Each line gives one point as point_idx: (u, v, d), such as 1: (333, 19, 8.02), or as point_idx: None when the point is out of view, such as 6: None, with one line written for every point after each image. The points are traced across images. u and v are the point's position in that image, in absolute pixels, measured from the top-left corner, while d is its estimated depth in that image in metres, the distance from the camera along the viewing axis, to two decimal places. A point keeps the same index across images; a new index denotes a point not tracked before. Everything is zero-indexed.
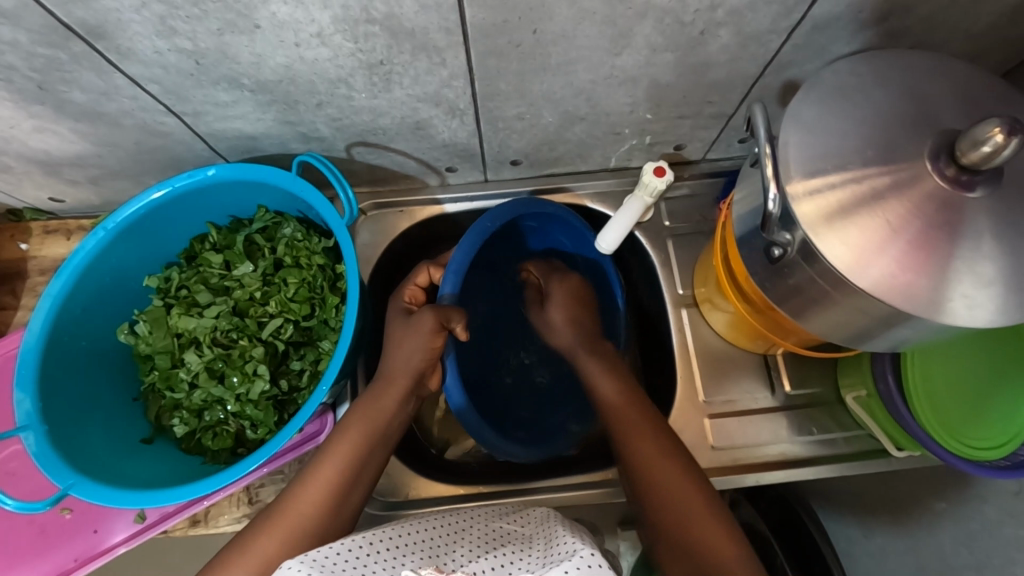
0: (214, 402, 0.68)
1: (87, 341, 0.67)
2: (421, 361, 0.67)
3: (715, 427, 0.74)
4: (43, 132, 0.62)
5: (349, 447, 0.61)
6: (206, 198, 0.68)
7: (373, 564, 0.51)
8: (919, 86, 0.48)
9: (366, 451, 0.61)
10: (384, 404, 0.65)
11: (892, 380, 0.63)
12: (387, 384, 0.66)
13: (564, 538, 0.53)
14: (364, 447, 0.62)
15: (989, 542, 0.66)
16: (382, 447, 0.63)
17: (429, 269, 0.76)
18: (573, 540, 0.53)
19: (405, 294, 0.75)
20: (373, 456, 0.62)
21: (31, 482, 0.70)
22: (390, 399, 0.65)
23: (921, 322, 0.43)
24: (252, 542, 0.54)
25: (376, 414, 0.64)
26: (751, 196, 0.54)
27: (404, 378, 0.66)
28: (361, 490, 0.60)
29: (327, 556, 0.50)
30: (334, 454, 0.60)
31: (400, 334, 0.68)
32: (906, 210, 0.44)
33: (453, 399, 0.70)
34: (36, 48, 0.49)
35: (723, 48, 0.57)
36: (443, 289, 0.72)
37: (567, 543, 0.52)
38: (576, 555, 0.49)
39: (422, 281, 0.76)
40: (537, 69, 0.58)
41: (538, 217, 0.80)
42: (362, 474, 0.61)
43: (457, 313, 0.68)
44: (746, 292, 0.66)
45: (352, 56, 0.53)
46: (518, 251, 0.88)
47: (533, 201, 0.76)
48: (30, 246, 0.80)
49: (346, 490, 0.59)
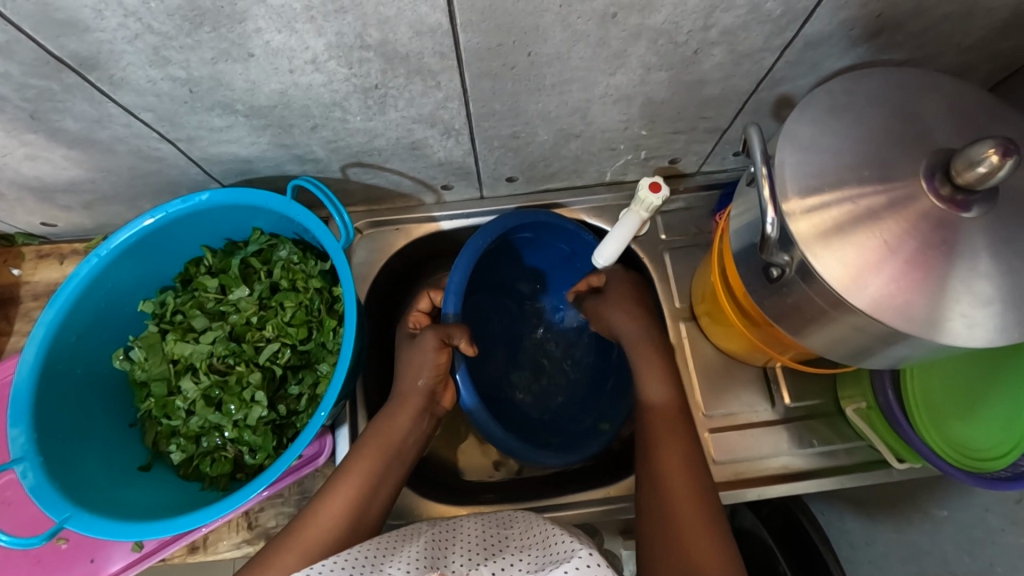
0: (212, 427, 0.68)
1: (82, 369, 0.66)
2: (429, 378, 0.68)
3: (716, 442, 0.74)
4: (35, 160, 0.62)
5: (364, 465, 0.61)
6: (201, 222, 0.68)
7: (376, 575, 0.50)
8: (912, 103, 0.48)
9: (382, 467, 0.62)
10: (399, 422, 0.66)
11: (892, 394, 0.64)
12: (401, 402, 0.68)
13: (566, 539, 0.53)
14: (380, 466, 0.62)
15: (990, 550, 0.67)
16: (400, 461, 0.64)
17: (430, 293, 0.77)
18: (570, 538, 0.53)
19: (410, 321, 0.76)
20: (390, 473, 0.63)
21: (25, 513, 0.69)
22: (405, 416, 0.66)
23: (919, 340, 0.43)
24: (273, 556, 0.55)
25: (391, 437, 0.64)
26: (748, 213, 0.54)
27: (416, 396, 0.68)
28: (379, 504, 0.61)
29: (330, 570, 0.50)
30: (350, 472, 0.61)
31: (409, 354, 0.70)
32: (902, 231, 0.44)
33: (465, 399, 0.70)
34: (28, 79, 0.49)
35: (716, 65, 0.58)
36: (445, 309, 0.72)
37: (566, 543, 0.52)
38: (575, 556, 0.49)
39: (424, 307, 0.77)
40: (530, 90, 0.58)
41: (534, 229, 0.79)
42: (378, 489, 0.61)
43: (459, 329, 0.69)
44: (743, 306, 0.65)
45: (346, 81, 0.53)
46: (519, 268, 0.87)
47: (528, 211, 0.76)
48: (24, 272, 0.79)
49: (363, 505, 0.59)
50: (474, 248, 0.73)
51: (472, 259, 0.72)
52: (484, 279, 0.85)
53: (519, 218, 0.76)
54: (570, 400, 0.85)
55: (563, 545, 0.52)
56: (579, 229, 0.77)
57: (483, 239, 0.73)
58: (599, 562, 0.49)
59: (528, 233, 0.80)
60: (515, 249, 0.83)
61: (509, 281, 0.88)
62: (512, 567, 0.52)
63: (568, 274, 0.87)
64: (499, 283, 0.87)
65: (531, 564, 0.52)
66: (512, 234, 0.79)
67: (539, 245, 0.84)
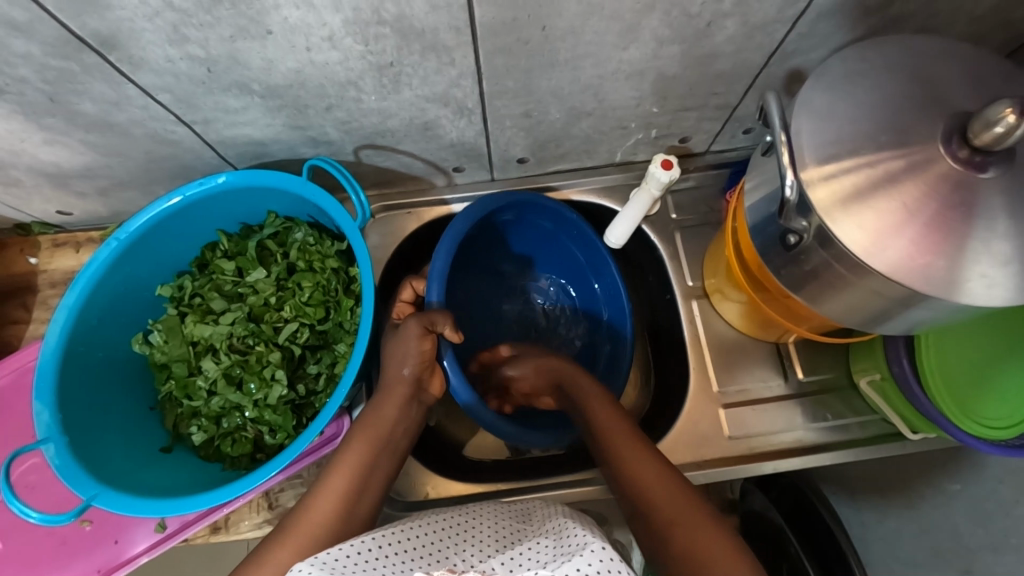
0: (232, 408, 0.68)
1: (103, 352, 0.67)
2: (414, 366, 0.68)
3: (729, 417, 0.74)
4: (53, 145, 0.62)
5: (354, 459, 0.61)
6: (218, 205, 0.68)
7: (384, 568, 0.50)
8: (927, 69, 0.48)
9: (372, 459, 0.62)
10: (384, 412, 0.66)
11: (906, 364, 0.63)
12: (386, 394, 0.67)
13: (577, 532, 0.53)
14: (370, 458, 0.62)
15: (1006, 522, 0.67)
16: (389, 455, 0.64)
17: (412, 283, 0.75)
18: (582, 530, 0.53)
19: (393, 312, 0.75)
20: (380, 465, 0.62)
21: (52, 493, 0.70)
22: (390, 406, 0.66)
23: (939, 301, 0.44)
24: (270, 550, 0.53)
25: (379, 428, 0.64)
26: (764, 184, 0.54)
27: (401, 385, 0.67)
28: (370, 499, 0.59)
29: (337, 558, 0.50)
30: (339, 467, 0.60)
31: (391, 343, 0.70)
32: (921, 193, 0.44)
33: (460, 396, 0.71)
34: (48, 60, 0.50)
35: (728, 38, 0.58)
36: (428, 297, 0.71)
37: (578, 536, 0.52)
38: (587, 550, 0.48)
39: (408, 296, 0.76)
40: (544, 66, 0.59)
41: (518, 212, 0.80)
42: (369, 485, 0.60)
43: (443, 315, 0.69)
44: (757, 278, 0.66)
45: (362, 58, 0.54)
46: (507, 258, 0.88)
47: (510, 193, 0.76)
48: (41, 260, 0.80)
49: (353, 501, 0.58)
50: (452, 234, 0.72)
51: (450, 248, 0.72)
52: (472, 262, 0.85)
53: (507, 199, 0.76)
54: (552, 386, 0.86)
55: (575, 538, 0.52)
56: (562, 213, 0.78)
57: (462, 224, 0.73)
58: (612, 556, 0.48)
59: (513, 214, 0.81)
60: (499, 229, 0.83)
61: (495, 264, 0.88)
62: (520, 555, 0.52)
63: (556, 254, 0.87)
64: (486, 266, 0.88)
65: (542, 555, 0.51)
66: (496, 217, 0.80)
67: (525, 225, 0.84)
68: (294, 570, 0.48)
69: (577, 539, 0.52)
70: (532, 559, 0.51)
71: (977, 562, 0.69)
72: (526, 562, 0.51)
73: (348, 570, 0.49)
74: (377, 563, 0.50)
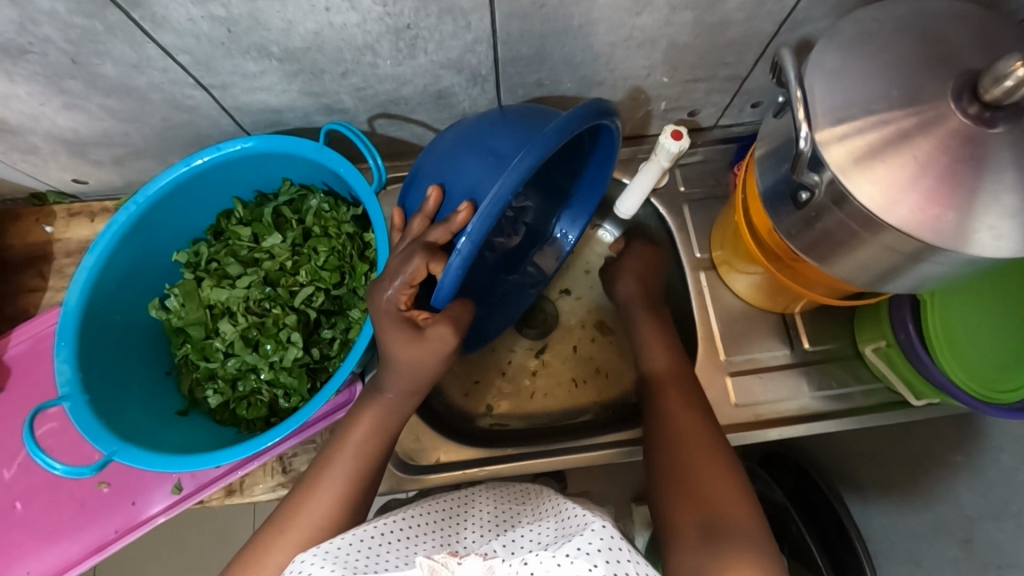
0: (248, 370, 0.70)
1: (121, 315, 0.68)
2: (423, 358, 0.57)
3: (736, 385, 0.75)
4: (72, 109, 0.63)
5: (360, 432, 0.58)
6: (235, 172, 0.69)
7: (388, 553, 0.50)
8: (938, 30, 0.49)
9: (375, 442, 0.59)
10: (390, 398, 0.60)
11: (912, 328, 0.65)
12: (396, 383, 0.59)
13: (575, 511, 0.54)
14: (379, 429, 0.59)
15: (1004, 490, 0.67)
16: (385, 440, 0.59)
17: (430, 263, 0.53)
18: (579, 507, 0.55)
19: (399, 299, 0.55)
20: (380, 441, 0.59)
21: (70, 454, 0.71)
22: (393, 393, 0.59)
23: (948, 254, 0.45)
24: (269, 541, 0.53)
25: (379, 403, 0.59)
26: (777, 147, 0.55)
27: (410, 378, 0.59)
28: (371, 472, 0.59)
29: (340, 547, 0.50)
30: (347, 449, 0.58)
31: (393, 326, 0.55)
32: (932, 148, 0.45)
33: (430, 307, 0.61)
34: (72, 18, 0.50)
35: (738, 5, 0.58)
36: (441, 289, 0.52)
37: (577, 515, 0.53)
38: (588, 529, 0.49)
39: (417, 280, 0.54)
40: (556, 31, 0.59)
41: (609, 144, 0.67)
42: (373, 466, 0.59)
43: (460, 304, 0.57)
44: (768, 246, 0.67)
45: (379, 20, 0.54)
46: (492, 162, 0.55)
47: (592, 109, 0.53)
48: (56, 229, 0.80)
49: (366, 470, 0.58)
50: (499, 202, 0.48)
51: (492, 223, 0.49)
52: (439, 173, 0.59)
53: (582, 115, 0.51)
54: (502, 262, 0.78)
55: (575, 518, 0.53)
56: (606, 155, 0.70)
57: (513, 185, 0.48)
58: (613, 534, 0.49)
59: (610, 152, 0.69)
60: (588, 158, 0.73)
61: (484, 173, 0.55)
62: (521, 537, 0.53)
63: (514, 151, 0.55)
64: (479, 179, 0.55)
65: (543, 536, 0.52)
66: (500, 141, 0.56)
67: (491, 132, 0.57)
68: (297, 561, 0.49)
69: (576, 518, 0.53)
70: (532, 540, 0.52)
71: (977, 530, 0.70)
72: (526, 544, 0.52)
73: (351, 557, 0.49)
74: (379, 547, 0.51)
